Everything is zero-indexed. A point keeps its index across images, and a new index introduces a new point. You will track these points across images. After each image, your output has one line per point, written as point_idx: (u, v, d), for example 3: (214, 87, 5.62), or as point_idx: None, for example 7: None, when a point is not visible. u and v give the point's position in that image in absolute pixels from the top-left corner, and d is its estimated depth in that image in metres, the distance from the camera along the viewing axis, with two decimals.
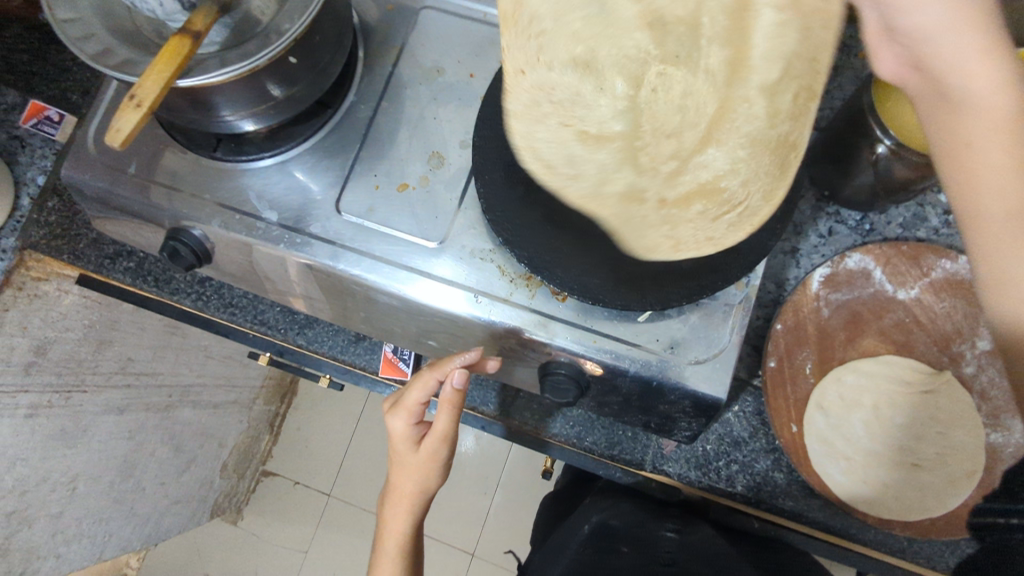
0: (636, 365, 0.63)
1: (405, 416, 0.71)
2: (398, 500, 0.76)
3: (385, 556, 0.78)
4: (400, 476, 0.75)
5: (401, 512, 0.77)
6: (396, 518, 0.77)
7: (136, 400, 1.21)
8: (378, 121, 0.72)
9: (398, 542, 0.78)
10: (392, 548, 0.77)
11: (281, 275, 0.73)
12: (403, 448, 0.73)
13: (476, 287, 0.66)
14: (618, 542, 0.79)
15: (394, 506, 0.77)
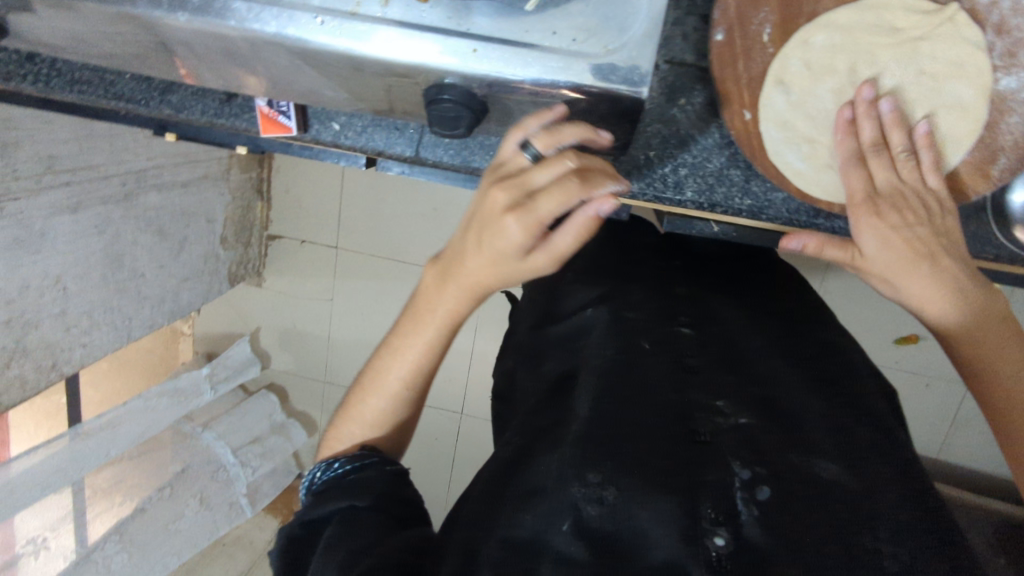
0: (532, 74, 0.49)
1: (527, 232, 0.46)
2: (459, 282, 0.51)
3: (421, 332, 0.54)
4: (448, 295, 0.52)
5: (433, 333, 0.54)
6: (453, 298, 0.52)
7: (87, 196, 1.16)
8: None
9: (410, 369, 0.55)
10: (433, 327, 0.54)
11: (92, 30, 0.58)
12: (504, 253, 0.48)
13: (316, 5, 0.50)
14: (643, 337, 0.60)
15: (453, 286, 0.52)
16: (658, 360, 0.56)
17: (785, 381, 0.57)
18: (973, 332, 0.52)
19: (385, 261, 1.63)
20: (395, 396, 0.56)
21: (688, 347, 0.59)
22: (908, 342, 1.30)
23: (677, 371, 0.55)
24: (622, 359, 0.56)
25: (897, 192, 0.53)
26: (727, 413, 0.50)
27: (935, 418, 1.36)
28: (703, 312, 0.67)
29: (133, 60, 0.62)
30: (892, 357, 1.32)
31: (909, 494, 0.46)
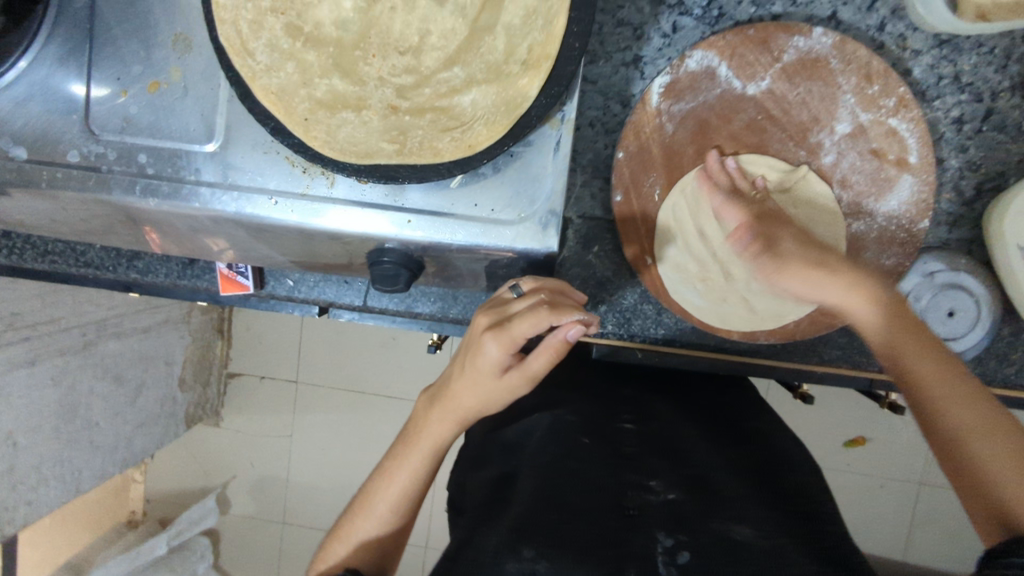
0: (460, 238, 0.58)
1: (504, 349, 0.53)
2: (446, 408, 0.58)
3: (411, 454, 0.60)
4: (434, 418, 0.59)
5: (419, 455, 0.60)
6: (437, 423, 0.59)
7: (45, 350, 1.19)
8: (100, 10, 0.58)
9: (401, 490, 0.60)
10: (421, 454, 0.60)
11: (67, 212, 0.65)
12: (486, 372, 0.55)
13: (271, 187, 0.58)
14: (580, 434, 0.65)
15: (439, 410, 0.59)
16: (596, 451, 0.62)
17: (713, 461, 0.62)
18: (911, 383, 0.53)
19: (346, 393, 1.65)
20: (386, 515, 0.60)
21: (623, 442, 0.65)
22: (856, 445, 1.35)
23: (612, 461, 0.61)
24: (561, 453, 0.61)
25: (780, 213, 0.61)
26: (657, 490, 0.56)
27: (892, 520, 1.38)
28: (643, 415, 0.73)
29: (103, 234, 0.69)
30: (840, 460, 1.37)
31: (825, 552, 0.51)
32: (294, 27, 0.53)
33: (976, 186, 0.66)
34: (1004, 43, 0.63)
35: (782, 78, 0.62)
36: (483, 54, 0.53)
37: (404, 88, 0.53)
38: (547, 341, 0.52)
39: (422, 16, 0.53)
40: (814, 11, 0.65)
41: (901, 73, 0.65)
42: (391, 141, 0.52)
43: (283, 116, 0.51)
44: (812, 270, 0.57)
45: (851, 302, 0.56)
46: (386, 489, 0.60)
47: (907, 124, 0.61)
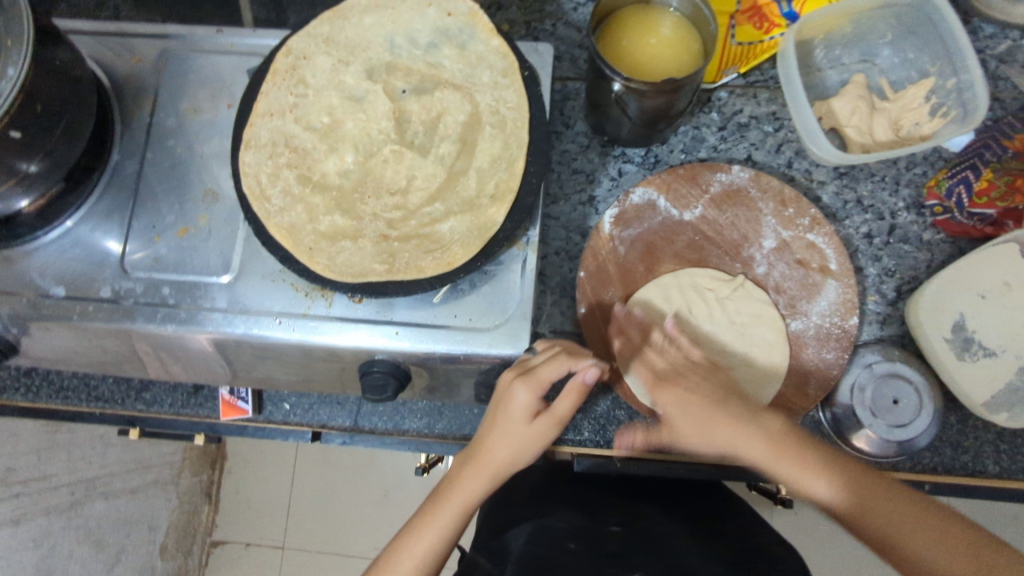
0: (442, 345, 0.65)
1: (534, 395, 0.63)
2: (477, 471, 0.66)
3: (443, 510, 0.65)
4: (469, 474, 0.66)
5: (452, 509, 0.65)
6: (469, 480, 0.66)
7: (32, 508, 1.21)
8: (145, 173, 0.71)
9: (433, 544, 0.64)
10: (451, 509, 0.65)
11: (89, 345, 0.72)
12: (516, 418, 0.65)
13: (276, 310, 0.66)
14: (568, 538, 0.73)
15: (472, 467, 0.66)
16: (580, 554, 0.70)
17: (690, 556, 0.71)
18: (854, 509, 0.60)
19: (332, 558, 1.58)
20: (423, 562, 0.64)
21: (607, 544, 0.73)
22: None
23: (597, 563, 0.69)
24: (550, 557, 0.69)
25: (671, 367, 0.68)
26: None
27: None
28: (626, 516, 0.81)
29: (119, 366, 0.76)
30: None
31: None
32: (305, 176, 0.65)
33: (896, 289, 0.76)
34: (891, 172, 0.78)
35: (712, 206, 0.74)
36: (459, 192, 0.64)
37: (394, 221, 0.64)
38: (572, 384, 0.65)
39: (410, 165, 0.65)
40: (734, 155, 0.79)
41: (813, 200, 0.78)
42: (381, 262, 0.62)
43: (290, 244, 0.62)
44: (698, 430, 0.66)
45: (741, 447, 0.64)
46: (419, 545, 0.64)
47: (822, 239, 0.72)
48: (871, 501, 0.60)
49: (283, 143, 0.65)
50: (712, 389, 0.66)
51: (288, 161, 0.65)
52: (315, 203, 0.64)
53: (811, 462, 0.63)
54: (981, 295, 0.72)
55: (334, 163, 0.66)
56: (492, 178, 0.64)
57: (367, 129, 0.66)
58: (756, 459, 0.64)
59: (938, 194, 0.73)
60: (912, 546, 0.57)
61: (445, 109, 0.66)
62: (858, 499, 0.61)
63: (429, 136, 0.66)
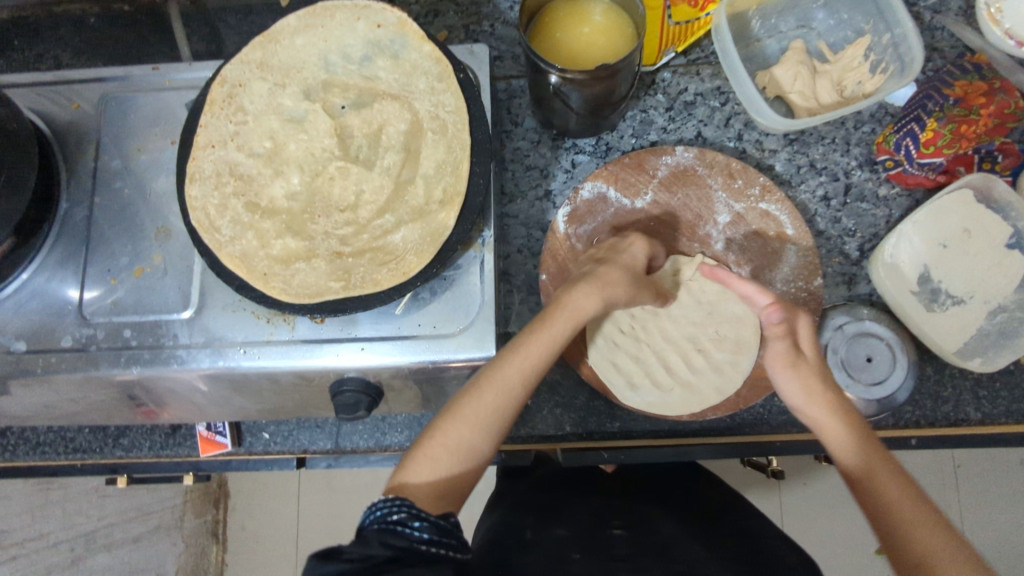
0: (409, 356, 0.64)
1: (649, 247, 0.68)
2: (549, 320, 0.61)
3: (526, 351, 0.58)
4: (583, 297, 0.62)
5: (554, 339, 0.60)
6: (589, 298, 0.62)
7: None
8: (96, 219, 0.70)
9: (527, 378, 0.57)
10: (563, 326, 0.61)
11: (58, 397, 0.71)
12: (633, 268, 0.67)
13: (239, 340, 0.66)
14: (571, 547, 0.73)
15: (585, 287, 0.63)
16: (585, 560, 0.69)
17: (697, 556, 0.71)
18: (859, 469, 0.57)
19: None
20: (500, 405, 0.56)
21: (613, 549, 0.73)
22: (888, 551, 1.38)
23: (606, 566, 0.68)
24: (554, 565, 0.68)
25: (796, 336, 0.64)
26: None
27: None
28: (625, 519, 0.81)
29: (92, 414, 0.75)
30: None
31: None
32: (253, 202, 0.65)
33: (858, 248, 0.76)
34: (840, 133, 0.78)
35: (662, 190, 0.74)
36: (408, 201, 0.64)
37: (346, 237, 0.64)
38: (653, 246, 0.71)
39: (357, 179, 0.65)
40: (684, 134, 0.80)
41: (767, 170, 0.78)
42: (337, 280, 0.61)
43: (245, 272, 0.62)
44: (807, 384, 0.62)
45: (809, 384, 0.62)
46: (514, 367, 0.57)
47: (775, 206, 0.72)
48: (881, 474, 0.56)
49: (227, 172, 0.65)
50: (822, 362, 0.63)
51: (234, 190, 0.65)
52: (266, 229, 0.64)
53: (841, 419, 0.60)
54: (943, 244, 0.72)
55: (281, 186, 0.65)
56: (440, 183, 0.63)
57: (310, 149, 0.66)
58: (812, 415, 0.62)
59: (888, 149, 0.74)
60: (908, 526, 0.52)
61: (385, 119, 0.66)
62: (872, 466, 0.57)
63: (373, 149, 0.66)
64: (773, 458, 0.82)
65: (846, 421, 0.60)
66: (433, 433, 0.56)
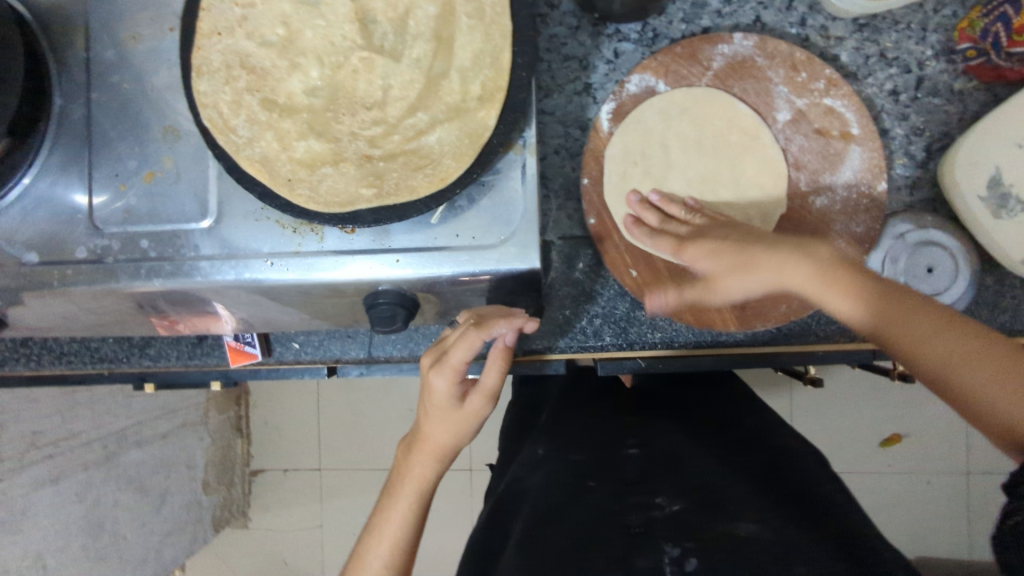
0: (446, 268, 0.61)
1: (452, 381, 0.61)
2: (420, 447, 0.64)
3: (398, 502, 0.64)
4: (413, 460, 0.65)
5: (406, 501, 0.64)
6: (416, 465, 0.64)
7: (69, 465, 1.20)
8: (96, 117, 0.64)
9: (392, 545, 0.63)
10: (408, 496, 0.64)
11: (80, 309, 0.68)
12: (443, 405, 0.62)
13: (267, 251, 0.62)
14: (587, 475, 0.77)
15: (417, 453, 0.65)
16: (601, 492, 0.72)
17: (715, 472, 0.74)
18: (874, 330, 0.54)
19: (369, 473, 1.65)
20: (397, 533, 0.63)
21: (625, 471, 0.77)
22: (894, 443, 1.44)
23: (619, 492, 0.72)
24: (569, 493, 0.73)
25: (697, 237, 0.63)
26: (663, 506, 0.68)
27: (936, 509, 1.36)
28: (648, 437, 0.84)
29: (115, 325, 0.72)
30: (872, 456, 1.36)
31: (825, 539, 0.61)
32: (269, 100, 0.58)
33: (925, 149, 0.70)
34: (917, 18, 0.69)
35: (715, 83, 0.69)
36: (442, 97, 0.57)
37: (375, 138, 0.58)
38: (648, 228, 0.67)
39: (384, 73, 0.58)
40: (740, 19, 0.71)
41: (831, 61, 0.71)
42: (369, 187, 0.57)
43: (268, 178, 0.57)
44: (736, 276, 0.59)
45: (788, 274, 0.56)
46: (387, 531, 0.64)
47: (840, 101, 0.67)
48: (900, 324, 0.52)
49: (238, 64, 0.58)
50: (743, 235, 0.60)
51: (248, 86, 0.58)
52: (287, 131, 0.58)
53: (854, 288, 0.54)
54: (1019, 145, 0.66)
55: (298, 80, 0.59)
56: (478, 77, 0.57)
57: (330, 36, 0.58)
58: (799, 289, 0.56)
59: (972, 36, 0.66)
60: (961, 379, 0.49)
61: (412, 1, 0.58)
62: (886, 327, 0.53)
63: (399, 37, 0.58)
64: (812, 367, 0.81)
65: (870, 295, 0.54)
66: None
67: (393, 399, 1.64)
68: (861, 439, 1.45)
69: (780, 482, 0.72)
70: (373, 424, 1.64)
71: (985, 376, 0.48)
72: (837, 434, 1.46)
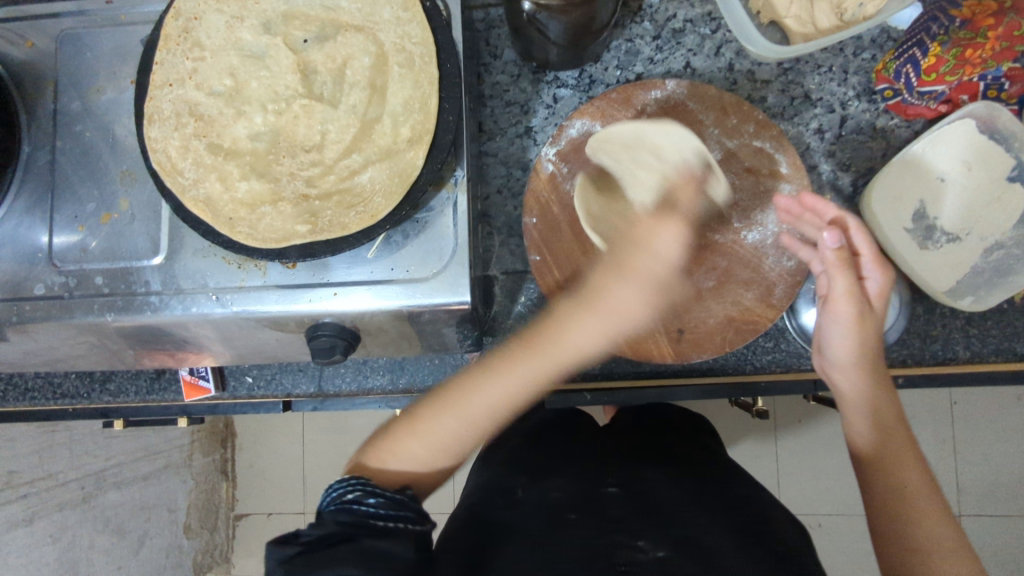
0: (381, 300, 0.63)
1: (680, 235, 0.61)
2: (541, 349, 0.62)
3: (513, 372, 0.62)
4: (581, 307, 0.61)
5: (548, 365, 0.62)
6: (575, 328, 0.61)
7: (44, 505, 1.21)
8: (59, 162, 0.69)
9: (501, 395, 0.62)
10: (539, 370, 0.62)
11: (39, 343, 0.71)
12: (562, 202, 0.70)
13: (213, 287, 0.65)
14: (567, 509, 0.77)
15: (586, 311, 0.61)
16: (586, 535, 0.72)
17: (693, 520, 0.74)
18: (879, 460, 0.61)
19: None
20: (484, 396, 0.62)
21: (609, 509, 0.77)
22: None
23: (602, 528, 0.73)
24: (550, 531, 0.73)
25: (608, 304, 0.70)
26: (647, 551, 0.69)
27: None
28: (626, 475, 0.85)
29: (75, 361, 0.75)
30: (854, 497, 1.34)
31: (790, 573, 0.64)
32: (215, 144, 0.62)
33: (852, 184, 0.73)
34: (838, 61, 0.73)
35: (650, 126, 0.71)
36: (375, 140, 0.61)
37: (313, 178, 0.61)
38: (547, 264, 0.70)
39: (322, 118, 0.62)
40: (671, 65, 0.76)
41: (759, 102, 0.74)
42: (304, 223, 0.60)
43: (210, 217, 0.60)
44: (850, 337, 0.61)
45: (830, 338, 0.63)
46: (492, 391, 0.62)
47: (769, 142, 0.69)
48: (900, 460, 0.61)
49: (188, 112, 0.62)
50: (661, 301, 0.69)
51: (195, 132, 0.62)
52: (230, 173, 0.62)
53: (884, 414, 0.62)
54: (942, 177, 0.69)
55: (244, 126, 0.63)
56: (408, 121, 0.60)
57: (274, 87, 0.63)
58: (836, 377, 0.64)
59: (887, 77, 0.69)
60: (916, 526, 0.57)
61: (350, 53, 0.63)
62: (888, 460, 0.61)
63: (337, 86, 0.63)
64: (758, 400, 0.82)
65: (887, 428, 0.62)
66: (414, 429, 0.62)
67: None
68: (844, 479, 1.43)
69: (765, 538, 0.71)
70: None
71: (940, 529, 0.57)
72: (821, 474, 1.44)
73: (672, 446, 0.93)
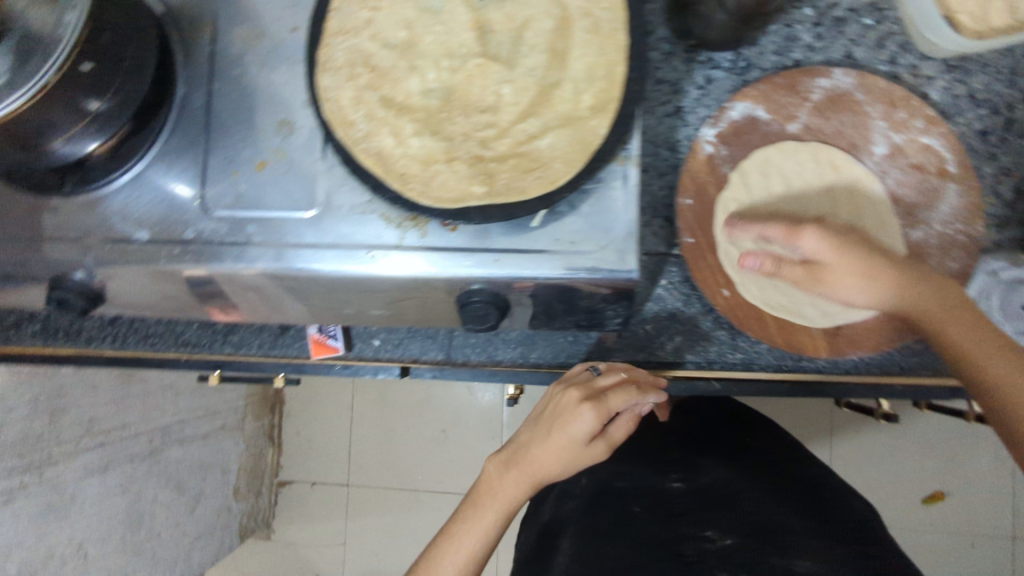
0: (546, 270, 0.62)
1: (598, 420, 0.64)
2: (483, 505, 0.65)
3: (444, 551, 0.64)
4: (508, 480, 0.65)
5: (490, 517, 0.64)
6: (488, 513, 0.64)
7: (116, 455, 1.21)
8: (215, 106, 0.68)
9: (479, 534, 0.64)
10: (475, 536, 0.64)
11: (177, 289, 0.70)
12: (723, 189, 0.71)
13: (368, 242, 0.63)
14: (633, 502, 0.80)
15: (515, 472, 0.65)
16: (645, 527, 0.74)
17: (764, 505, 0.74)
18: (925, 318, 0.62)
19: (399, 492, 1.63)
20: (474, 543, 0.64)
21: (673, 504, 0.78)
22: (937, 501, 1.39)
23: (668, 520, 0.75)
24: (615, 522, 0.76)
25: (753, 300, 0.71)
26: (714, 539, 0.69)
27: None
28: (691, 467, 0.86)
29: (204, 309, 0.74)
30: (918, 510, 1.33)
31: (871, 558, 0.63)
32: (387, 98, 0.61)
33: (1015, 189, 0.71)
34: (1008, 62, 0.71)
35: (815, 114, 0.71)
36: (554, 106, 0.60)
37: (487, 140, 0.60)
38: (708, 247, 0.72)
39: (499, 79, 0.61)
40: (831, 53, 0.74)
41: (920, 98, 0.73)
42: (480, 184, 0.58)
43: (382, 170, 0.59)
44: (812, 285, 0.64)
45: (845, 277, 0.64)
46: (472, 526, 0.64)
47: (937, 140, 0.69)
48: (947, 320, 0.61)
49: (361, 63, 0.62)
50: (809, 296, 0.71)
51: (370, 85, 0.61)
52: (403, 128, 0.61)
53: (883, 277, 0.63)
54: None
55: (417, 81, 0.62)
56: (594, 87, 0.59)
57: (449, 43, 0.62)
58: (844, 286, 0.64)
59: None
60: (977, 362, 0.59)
61: (530, 16, 0.62)
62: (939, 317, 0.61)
63: (515, 48, 0.62)
64: (885, 402, 0.80)
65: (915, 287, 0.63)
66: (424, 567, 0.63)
67: (432, 419, 1.63)
68: (904, 494, 1.41)
69: (827, 518, 0.72)
70: (405, 441, 1.64)
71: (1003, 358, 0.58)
72: (880, 487, 1.42)
73: (742, 432, 0.93)
